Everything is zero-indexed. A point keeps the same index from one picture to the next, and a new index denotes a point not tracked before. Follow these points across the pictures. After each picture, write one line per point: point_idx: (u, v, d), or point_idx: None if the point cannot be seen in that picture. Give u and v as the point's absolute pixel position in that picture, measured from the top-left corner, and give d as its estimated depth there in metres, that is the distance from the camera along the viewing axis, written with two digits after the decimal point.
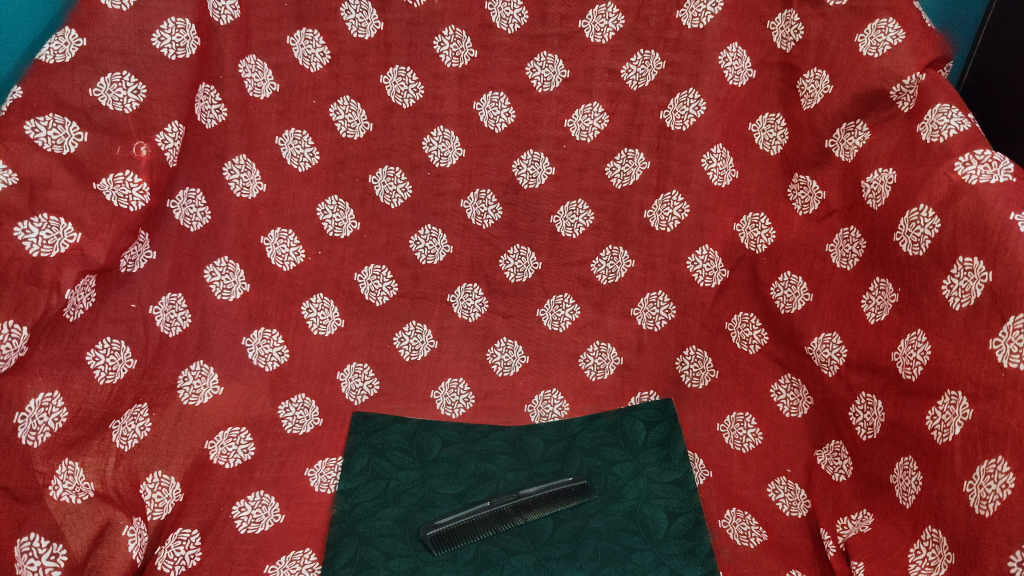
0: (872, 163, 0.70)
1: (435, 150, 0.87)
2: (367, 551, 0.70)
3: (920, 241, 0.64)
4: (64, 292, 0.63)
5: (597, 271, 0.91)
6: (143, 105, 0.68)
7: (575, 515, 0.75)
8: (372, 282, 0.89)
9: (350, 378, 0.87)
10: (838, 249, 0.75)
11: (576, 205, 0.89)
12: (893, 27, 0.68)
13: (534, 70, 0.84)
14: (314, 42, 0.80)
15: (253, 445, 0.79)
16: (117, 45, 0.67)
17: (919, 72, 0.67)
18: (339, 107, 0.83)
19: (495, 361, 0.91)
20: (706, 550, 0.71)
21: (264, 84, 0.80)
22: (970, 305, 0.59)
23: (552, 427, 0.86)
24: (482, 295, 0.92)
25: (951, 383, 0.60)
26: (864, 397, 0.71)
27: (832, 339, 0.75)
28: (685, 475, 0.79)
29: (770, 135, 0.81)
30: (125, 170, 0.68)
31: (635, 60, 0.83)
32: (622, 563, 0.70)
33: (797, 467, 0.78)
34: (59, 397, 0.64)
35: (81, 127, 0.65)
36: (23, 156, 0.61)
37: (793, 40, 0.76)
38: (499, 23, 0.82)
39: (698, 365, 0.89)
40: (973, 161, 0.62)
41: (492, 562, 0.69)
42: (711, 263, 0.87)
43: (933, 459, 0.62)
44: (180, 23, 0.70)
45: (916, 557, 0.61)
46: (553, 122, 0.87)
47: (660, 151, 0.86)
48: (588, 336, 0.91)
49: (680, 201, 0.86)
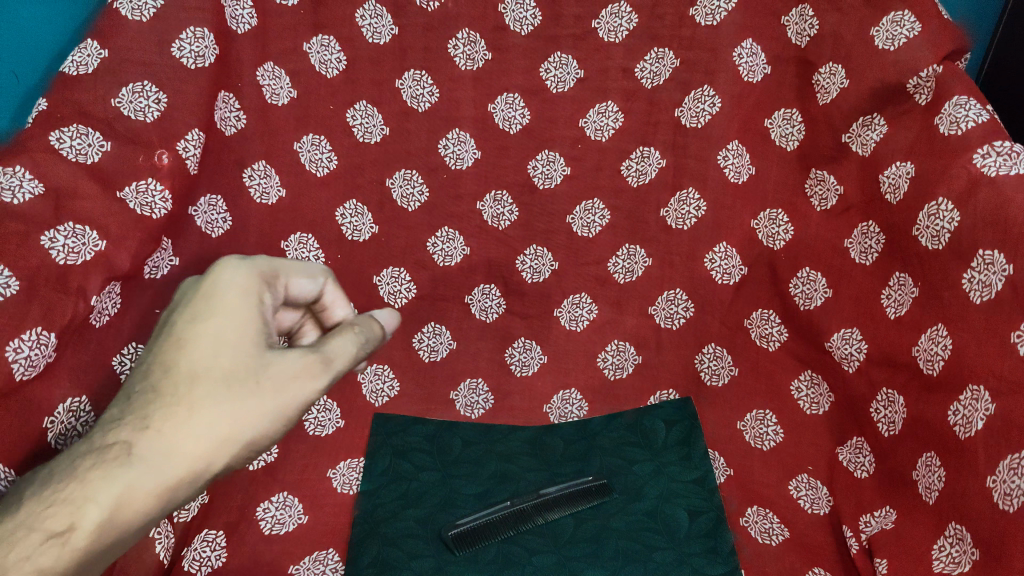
0: (889, 157, 0.70)
1: (451, 152, 0.88)
2: (390, 551, 0.71)
3: (939, 235, 0.64)
4: (90, 299, 0.64)
5: (614, 270, 0.90)
6: (164, 114, 0.70)
7: (596, 514, 0.75)
8: (391, 285, 0.90)
9: (371, 379, 0.87)
10: (856, 245, 0.75)
11: (592, 204, 0.89)
12: (908, 19, 0.68)
13: (549, 70, 0.85)
14: (330, 47, 0.81)
15: (276, 447, 0.79)
16: (138, 55, 0.69)
17: (935, 65, 0.66)
18: (356, 112, 0.85)
19: (512, 361, 0.91)
20: (728, 548, 0.73)
21: (282, 91, 0.81)
22: (991, 299, 0.59)
23: (573, 426, 0.86)
24: (499, 296, 0.92)
25: (973, 378, 0.60)
26: (885, 393, 0.71)
27: (851, 335, 0.74)
28: (704, 474, 0.80)
29: (786, 130, 0.80)
30: (148, 179, 0.69)
31: (650, 58, 0.83)
32: (644, 561, 0.71)
33: (819, 464, 0.77)
34: (86, 401, 0.66)
35: (104, 136, 0.67)
36: (50, 167, 0.63)
37: (808, 35, 0.76)
38: (513, 24, 0.83)
39: (718, 362, 0.88)
40: (993, 152, 0.61)
41: (514, 561, 0.70)
42: (729, 260, 0.87)
43: (956, 454, 0.61)
44: (198, 32, 0.72)
45: (940, 554, 0.61)
46: (568, 122, 0.87)
47: (677, 149, 0.86)
48: (605, 335, 0.91)
49: (696, 197, 0.86)
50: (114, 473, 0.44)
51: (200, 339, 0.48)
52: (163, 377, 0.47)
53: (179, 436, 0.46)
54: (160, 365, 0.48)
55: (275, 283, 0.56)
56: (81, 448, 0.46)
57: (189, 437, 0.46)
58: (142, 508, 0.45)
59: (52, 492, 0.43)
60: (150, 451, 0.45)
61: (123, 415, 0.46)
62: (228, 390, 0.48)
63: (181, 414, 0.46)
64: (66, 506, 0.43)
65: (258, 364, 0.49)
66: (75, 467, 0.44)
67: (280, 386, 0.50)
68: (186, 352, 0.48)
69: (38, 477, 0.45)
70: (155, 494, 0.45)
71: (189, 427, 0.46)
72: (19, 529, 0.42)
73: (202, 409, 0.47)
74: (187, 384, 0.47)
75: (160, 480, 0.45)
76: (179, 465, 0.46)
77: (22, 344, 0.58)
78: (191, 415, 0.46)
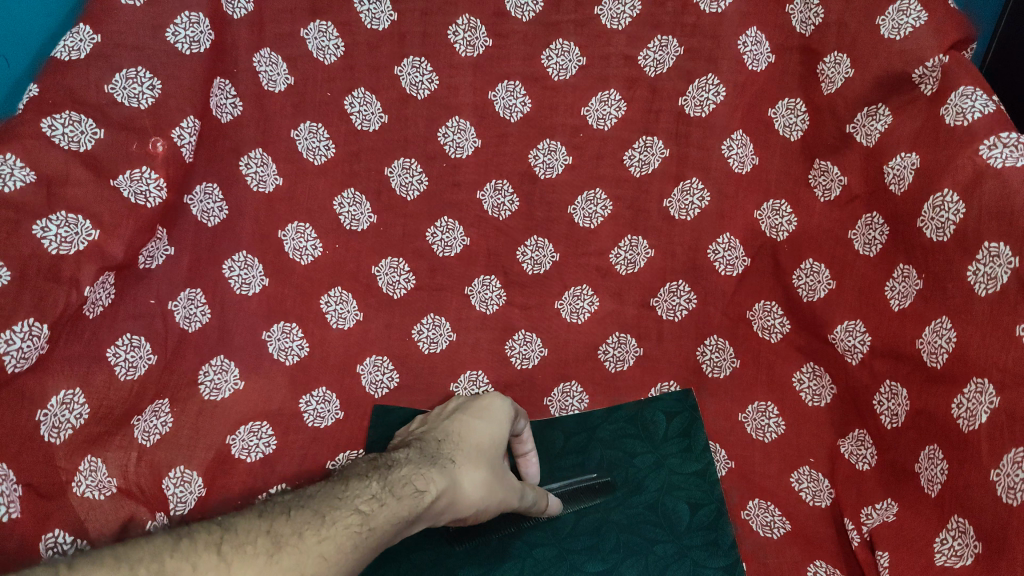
0: (894, 148, 0.69)
1: (451, 140, 0.87)
2: (389, 541, 0.73)
3: (944, 227, 0.63)
4: (83, 289, 0.64)
5: (616, 262, 0.88)
6: (158, 100, 0.69)
7: (597, 507, 0.78)
8: (390, 275, 0.87)
9: (370, 371, 0.85)
10: (860, 236, 0.74)
11: (594, 194, 0.87)
12: (915, 8, 0.67)
13: (550, 57, 0.84)
14: (327, 34, 0.81)
15: (275, 439, 0.79)
16: (131, 39, 0.68)
17: (942, 54, 0.65)
18: (354, 100, 0.83)
19: (513, 353, 0.88)
20: (729, 541, 0.76)
21: (278, 77, 0.80)
22: (995, 292, 0.58)
23: (572, 420, 0.85)
24: (499, 287, 0.89)
25: (976, 370, 0.60)
26: (889, 385, 0.70)
27: (855, 327, 0.74)
28: (706, 465, 0.80)
29: (790, 120, 0.80)
30: (142, 167, 0.68)
31: (653, 46, 0.82)
32: (644, 555, 0.75)
33: (820, 455, 0.77)
34: (80, 394, 0.65)
35: (97, 123, 0.66)
36: (40, 154, 0.63)
37: (812, 24, 0.75)
38: (514, 10, 0.82)
39: (720, 354, 0.85)
40: (999, 144, 0.60)
41: (515, 555, 0.74)
42: (732, 251, 0.85)
43: (958, 447, 0.61)
44: (193, 17, 0.71)
45: (941, 546, 0.61)
46: (570, 110, 0.86)
47: (679, 138, 0.84)
48: (607, 327, 0.88)
49: (701, 188, 0.84)
50: (422, 485, 0.57)
51: (484, 429, 0.67)
52: (462, 441, 0.65)
53: (465, 482, 0.60)
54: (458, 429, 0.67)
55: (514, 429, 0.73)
56: (403, 452, 0.62)
57: (475, 486, 0.60)
58: (440, 518, 0.60)
59: (387, 489, 0.56)
60: (459, 479, 0.60)
61: (439, 454, 0.62)
62: (494, 465, 0.64)
63: (466, 466, 0.61)
64: (389, 493, 0.55)
65: (507, 469, 0.65)
66: (407, 462, 0.59)
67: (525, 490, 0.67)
68: (469, 429, 0.67)
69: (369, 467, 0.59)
70: (436, 511, 0.58)
71: (474, 473, 0.61)
72: (376, 497, 0.54)
73: (478, 468, 0.62)
74: (479, 447, 0.65)
75: (460, 499, 0.59)
76: (462, 501, 0.60)
77: (13, 335, 0.58)
78: (479, 471, 0.61)
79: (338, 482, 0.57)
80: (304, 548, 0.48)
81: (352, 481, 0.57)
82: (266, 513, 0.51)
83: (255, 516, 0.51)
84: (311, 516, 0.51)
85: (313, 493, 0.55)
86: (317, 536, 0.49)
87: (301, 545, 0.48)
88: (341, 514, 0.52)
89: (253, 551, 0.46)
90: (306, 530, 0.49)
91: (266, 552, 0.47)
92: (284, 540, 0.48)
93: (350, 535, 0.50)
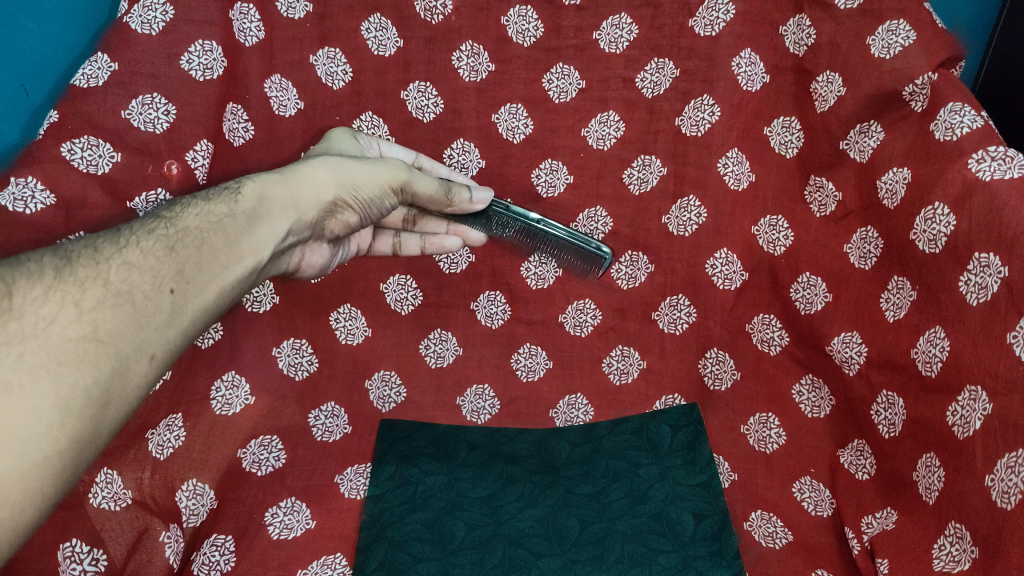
0: (887, 162, 0.71)
1: (456, 161, 0.89)
2: (396, 554, 0.72)
3: (936, 239, 0.65)
4: None
5: (618, 276, 0.90)
6: (173, 125, 0.74)
7: (599, 517, 0.75)
8: (398, 292, 0.90)
9: (378, 387, 0.87)
10: (856, 250, 0.76)
11: (594, 212, 0.90)
12: (904, 28, 0.69)
13: (550, 81, 0.86)
14: (336, 60, 0.83)
15: (284, 453, 0.81)
16: (147, 68, 0.72)
17: (931, 72, 0.68)
18: (363, 123, 0.87)
19: (518, 367, 0.90)
20: (734, 550, 0.72)
21: (289, 102, 0.84)
22: (987, 300, 0.60)
23: (578, 430, 0.84)
24: (504, 303, 0.91)
25: (970, 378, 0.61)
26: (885, 395, 0.72)
27: (851, 339, 0.75)
28: (711, 477, 0.78)
29: (785, 138, 0.82)
30: (158, 188, 0.74)
31: (650, 68, 0.84)
32: (648, 565, 0.71)
33: (821, 467, 0.78)
34: (117, 474, 0.72)
35: (115, 147, 0.71)
36: (60, 177, 0.68)
37: (805, 44, 0.77)
38: (515, 36, 0.84)
39: (720, 367, 0.87)
40: (987, 158, 0.62)
41: (519, 565, 0.71)
42: (729, 266, 0.87)
43: (955, 454, 0.62)
44: (207, 45, 0.75)
45: (939, 553, 0.62)
46: (571, 131, 0.88)
47: (677, 157, 0.87)
48: (609, 341, 0.90)
49: (696, 205, 0.87)
50: (244, 195, 0.66)
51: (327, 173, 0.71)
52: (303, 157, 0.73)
53: (267, 195, 0.67)
54: (289, 169, 0.71)
55: (369, 148, 0.84)
56: (211, 190, 0.66)
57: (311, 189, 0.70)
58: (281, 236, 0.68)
59: (204, 211, 0.63)
60: (288, 184, 0.69)
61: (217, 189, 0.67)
62: (328, 165, 0.71)
63: (265, 181, 0.68)
64: (209, 206, 0.64)
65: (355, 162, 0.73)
66: (227, 184, 0.67)
67: (385, 163, 0.75)
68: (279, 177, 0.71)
69: (155, 215, 0.62)
70: (266, 214, 0.66)
71: (310, 177, 0.70)
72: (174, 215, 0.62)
73: (317, 172, 0.71)
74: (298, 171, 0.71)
75: (297, 203, 0.69)
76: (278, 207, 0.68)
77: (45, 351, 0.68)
78: (273, 185, 0.68)
79: (114, 233, 0.59)
80: (94, 281, 0.54)
81: (141, 221, 0.61)
82: (23, 266, 0.53)
83: (41, 250, 0.56)
84: (90, 261, 0.55)
85: (85, 243, 0.57)
86: (106, 253, 0.56)
87: (97, 264, 0.55)
88: (142, 239, 0.58)
89: (38, 268, 0.53)
90: (97, 247, 0.57)
91: (56, 270, 0.54)
92: (72, 259, 0.55)
93: (163, 242, 0.59)
